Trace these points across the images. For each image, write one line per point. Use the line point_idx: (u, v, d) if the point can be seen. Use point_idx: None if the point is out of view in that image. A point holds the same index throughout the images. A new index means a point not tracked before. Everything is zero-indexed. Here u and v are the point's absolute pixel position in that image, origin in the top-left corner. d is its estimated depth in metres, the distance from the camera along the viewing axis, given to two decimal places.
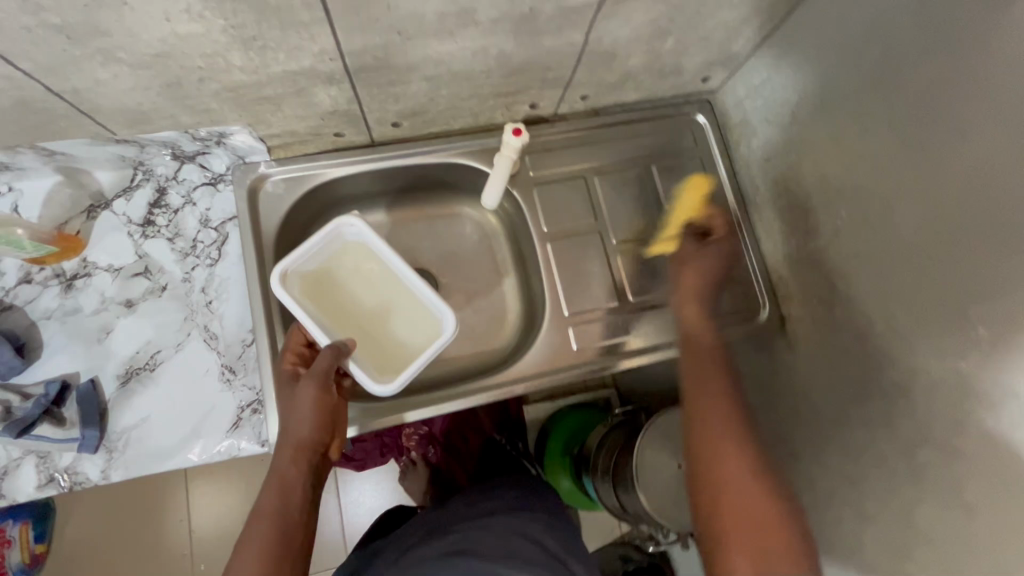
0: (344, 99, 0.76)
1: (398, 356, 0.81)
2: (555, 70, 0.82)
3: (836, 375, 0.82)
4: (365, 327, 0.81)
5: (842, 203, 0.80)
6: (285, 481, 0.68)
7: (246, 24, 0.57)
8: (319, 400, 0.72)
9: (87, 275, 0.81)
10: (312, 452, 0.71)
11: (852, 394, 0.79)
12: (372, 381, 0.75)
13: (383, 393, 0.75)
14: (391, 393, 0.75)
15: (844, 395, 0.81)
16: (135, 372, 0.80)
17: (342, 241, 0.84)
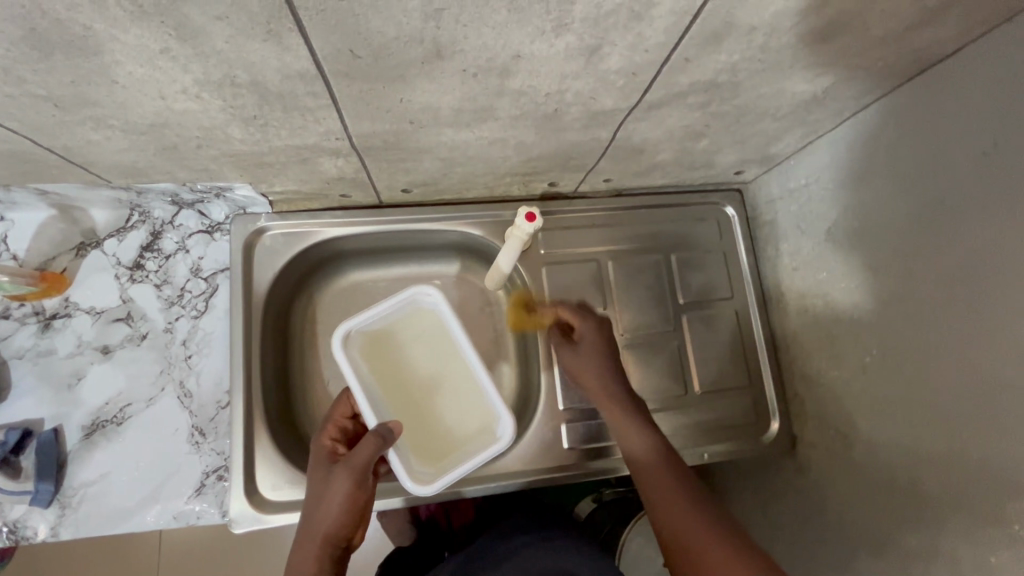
0: (351, 169, 0.72)
1: (441, 444, 0.76)
2: (578, 159, 0.77)
3: (857, 523, 0.77)
4: (418, 406, 0.78)
5: (874, 340, 0.74)
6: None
7: (246, 106, 0.54)
8: (353, 493, 0.65)
9: (67, 315, 0.78)
10: (337, 544, 0.64)
11: (873, 548, 0.74)
12: (410, 478, 0.70)
13: (416, 491, 0.70)
14: (427, 492, 0.70)
15: (864, 544, 0.75)
16: (100, 425, 0.76)
17: (414, 307, 0.82)
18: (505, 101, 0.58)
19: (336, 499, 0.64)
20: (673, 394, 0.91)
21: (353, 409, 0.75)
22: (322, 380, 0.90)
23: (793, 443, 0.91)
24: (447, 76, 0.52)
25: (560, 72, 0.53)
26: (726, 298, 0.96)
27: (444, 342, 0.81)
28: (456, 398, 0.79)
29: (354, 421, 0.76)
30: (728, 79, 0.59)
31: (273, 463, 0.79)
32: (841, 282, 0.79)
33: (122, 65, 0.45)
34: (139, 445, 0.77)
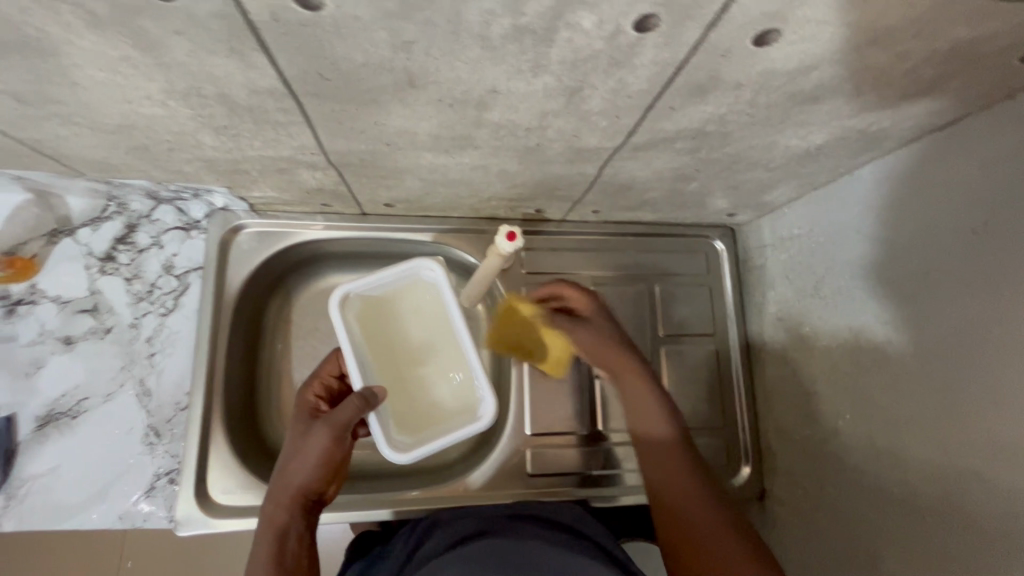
0: (330, 181, 0.71)
1: (422, 414, 0.72)
2: (564, 190, 0.75)
3: None
4: (402, 375, 0.73)
5: (848, 402, 0.72)
6: (278, 525, 0.61)
7: (216, 116, 0.52)
8: (330, 448, 0.64)
9: (32, 302, 0.77)
10: (309, 496, 0.64)
11: None
12: (386, 444, 0.67)
13: (390, 458, 0.66)
14: (397, 459, 0.66)
15: None
16: (55, 417, 0.75)
17: (416, 281, 0.76)
18: (485, 132, 0.56)
19: (313, 454, 0.63)
20: None
21: (341, 369, 0.73)
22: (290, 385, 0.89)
23: (763, 491, 0.88)
24: (421, 103, 0.50)
25: (541, 109, 0.52)
26: (708, 337, 0.94)
27: (433, 305, 0.75)
28: (441, 367, 0.74)
29: (340, 380, 0.74)
30: (717, 129, 0.57)
31: (227, 467, 0.77)
32: (818, 336, 0.77)
33: (82, 68, 0.44)
34: (90, 440, 0.76)
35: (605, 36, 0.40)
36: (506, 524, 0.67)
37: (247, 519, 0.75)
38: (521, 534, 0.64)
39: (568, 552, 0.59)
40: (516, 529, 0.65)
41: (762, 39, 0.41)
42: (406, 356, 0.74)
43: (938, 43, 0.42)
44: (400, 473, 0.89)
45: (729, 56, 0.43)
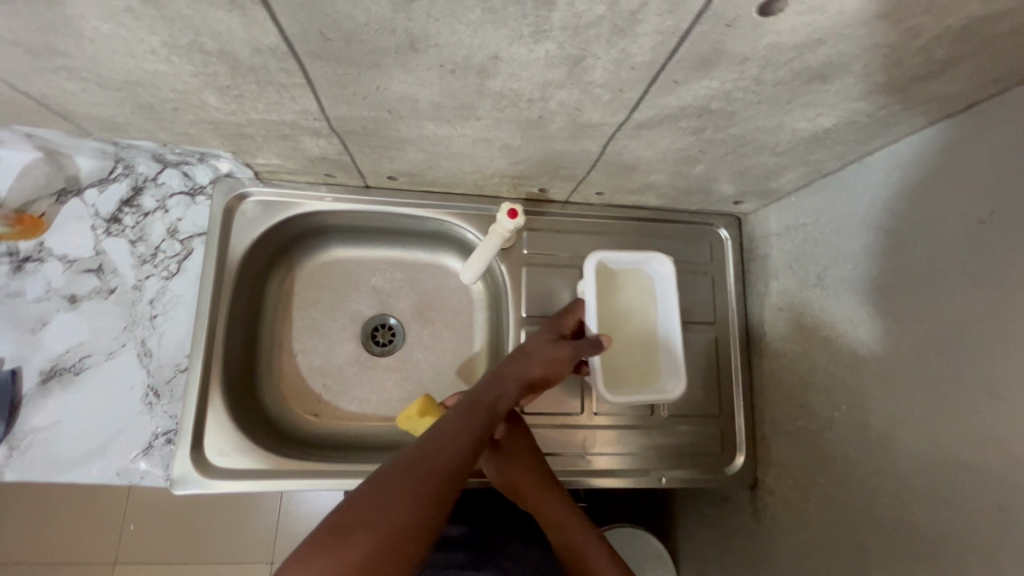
0: (334, 151, 0.71)
1: (622, 376, 0.81)
2: (567, 169, 0.75)
3: (812, 568, 0.74)
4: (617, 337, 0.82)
5: (845, 390, 0.71)
6: (502, 385, 0.70)
7: (219, 74, 0.52)
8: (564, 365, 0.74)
9: (39, 260, 0.78)
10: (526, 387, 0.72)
11: None
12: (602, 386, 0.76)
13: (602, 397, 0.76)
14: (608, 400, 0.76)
15: None
16: (58, 372, 0.77)
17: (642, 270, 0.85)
18: (486, 101, 0.56)
19: (551, 362, 0.73)
20: (639, 413, 0.89)
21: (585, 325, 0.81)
22: (289, 353, 0.92)
23: (755, 481, 0.88)
24: (423, 68, 0.50)
25: (542, 78, 0.51)
26: (709, 325, 0.93)
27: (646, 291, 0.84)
28: (642, 338, 0.82)
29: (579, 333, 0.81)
30: (722, 108, 0.56)
31: (225, 428, 0.79)
32: (818, 330, 0.76)
33: (86, 19, 0.44)
34: (92, 397, 0.77)
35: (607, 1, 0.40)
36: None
37: (244, 482, 0.77)
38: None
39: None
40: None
41: (768, 10, 0.40)
42: (614, 316, 0.82)
43: (950, 19, 0.41)
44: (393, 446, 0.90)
45: (734, 26, 0.42)
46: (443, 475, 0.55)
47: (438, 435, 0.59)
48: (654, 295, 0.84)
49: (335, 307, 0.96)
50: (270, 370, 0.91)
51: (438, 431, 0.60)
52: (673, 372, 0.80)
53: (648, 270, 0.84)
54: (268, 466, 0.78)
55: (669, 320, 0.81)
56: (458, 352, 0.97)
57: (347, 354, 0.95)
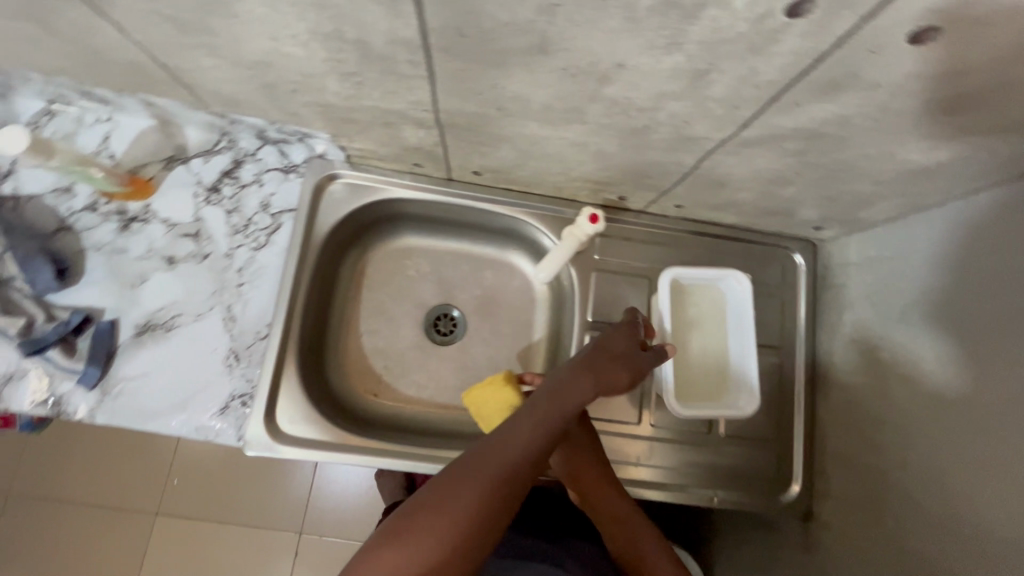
0: (430, 141, 0.74)
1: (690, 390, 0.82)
2: (654, 178, 0.76)
3: None
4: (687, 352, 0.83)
5: (924, 430, 0.68)
6: (579, 387, 0.67)
7: (348, 61, 0.55)
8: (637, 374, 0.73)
9: (145, 221, 0.84)
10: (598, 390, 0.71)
11: None
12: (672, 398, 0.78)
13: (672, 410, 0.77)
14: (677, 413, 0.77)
15: None
16: (151, 327, 0.82)
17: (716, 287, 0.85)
18: (597, 107, 0.57)
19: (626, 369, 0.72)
20: (696, 430, 0.87)
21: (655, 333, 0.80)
22: (356, 332, 0.95)
23: (810, 514, 0.86)
24: (545, 70, 0.51)
25: (660, 89, 0.52)
26: (774, 349, 0.92)
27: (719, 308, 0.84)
28: (712, 355, 0.83)
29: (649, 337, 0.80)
30: (836, 132, 0.55)
31: (295, 397, 0.82)
32: (894, 366, 0.74)
33: (245, 2, 0.48)
34: (178, 353, 0.82)
35: (753, 19, 0.40)
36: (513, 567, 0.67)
37: (309, 451, 0.80)
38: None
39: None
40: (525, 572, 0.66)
41: (920, 38, 0.40)
42: (686, 331, 0.83)
43: None
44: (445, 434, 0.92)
45: (876, 52, 0.42)
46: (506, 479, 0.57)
47: (505, 440, 0.59)
48: (728, 315, 0.84)
49: (402, 293, 0.99)
50: (337, 347, 0.94)
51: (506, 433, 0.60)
52: (744, 388, 0.80)
53: (723, 287, 0.85)
54: (331, 438, 0.82)
55: (744, 337, 0.82)
56: (516, 349, 0.98)
57: (409, 339, 0.97)
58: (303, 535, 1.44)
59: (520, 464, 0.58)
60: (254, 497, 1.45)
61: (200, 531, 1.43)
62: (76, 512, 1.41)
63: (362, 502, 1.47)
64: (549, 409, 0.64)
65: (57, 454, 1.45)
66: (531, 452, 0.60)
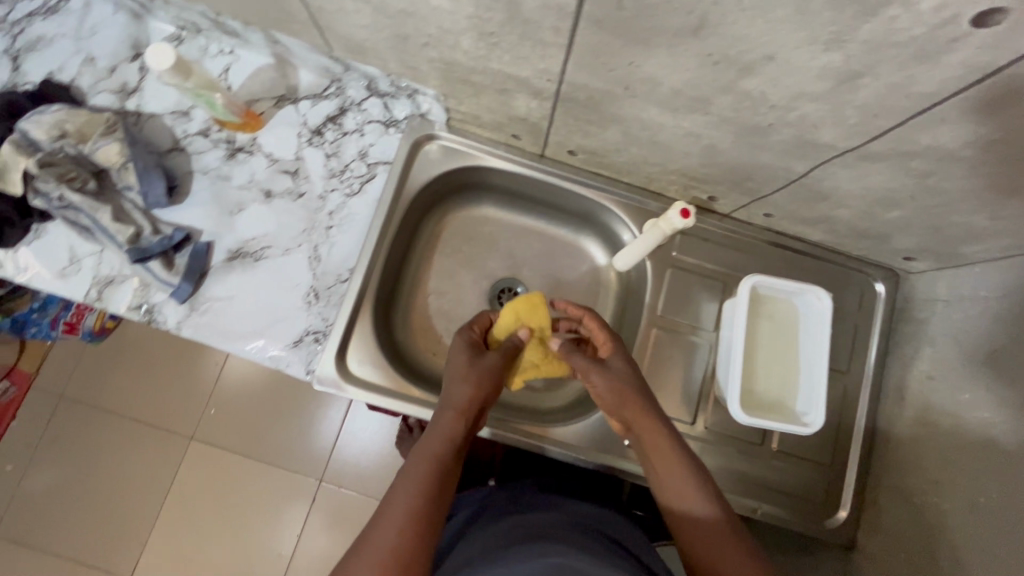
0: (538, 113, 0.75)
1: (754, 398, 0.81)
2: (754, 182, 0.75)
3: None
4: (756, 360, 0.82)
5: (1001, 476, 0.66)
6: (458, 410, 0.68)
7: (491, 21, 0.56)
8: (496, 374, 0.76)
9: (249, 152, 0.87)
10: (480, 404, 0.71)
11: None
12: (736, 402, 0.77)
13: (733, 413, 0.77)
14: (739, 418, 0.77)
15: None
16: (242, 255, 0.85)
17: (793, 301, 0.84)
18: (727, 99, 0.57)
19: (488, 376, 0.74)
20: (748, 441, 0.87)
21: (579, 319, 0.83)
22: (424, 291, 0.98)
23: (853, 543, 0.84)
24: (689, 55, 0.52)
25: (801, 89, 0.52)
26: (839, 374, 0.90)
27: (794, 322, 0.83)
28: (781, 367, 0.82)
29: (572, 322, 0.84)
30: (971, 156, 0.54)
31: (365, 342, 0.85)
32: (972, 408, 0.72)
33: None
34: (263, 283, 0.85)
35: (931, 22, 0.40)
36: (533, 529, 0.73)
37: (374, 395, 0.83)
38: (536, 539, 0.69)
39: (552, 558, 0.63)
40: (544, 531, 0.71)
41: None
42: (757, 339, 0.82)
43: None
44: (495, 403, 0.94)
45: None
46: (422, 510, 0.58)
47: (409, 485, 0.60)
48: (801, 335, 0.83)
49: (471, 261, 1.01)
50: (405, 302, 0.97)
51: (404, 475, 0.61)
52: (811, 404, 0.79)
53: (801, 301, 0.84)
54: (392, 386, 0.84)
55: (819, 355, 0.80)
56: None
57: (471, 307, 0.99)
58: (321, 483, 1.49)
59: (416, 491, 0.59)
60: (282, 437, 1.51)
61: (225, 459, 1.49)
62: (117, 423, 1.50)
63: (382, 460, 1.51)
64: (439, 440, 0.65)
65: (109, 365, 1.53)
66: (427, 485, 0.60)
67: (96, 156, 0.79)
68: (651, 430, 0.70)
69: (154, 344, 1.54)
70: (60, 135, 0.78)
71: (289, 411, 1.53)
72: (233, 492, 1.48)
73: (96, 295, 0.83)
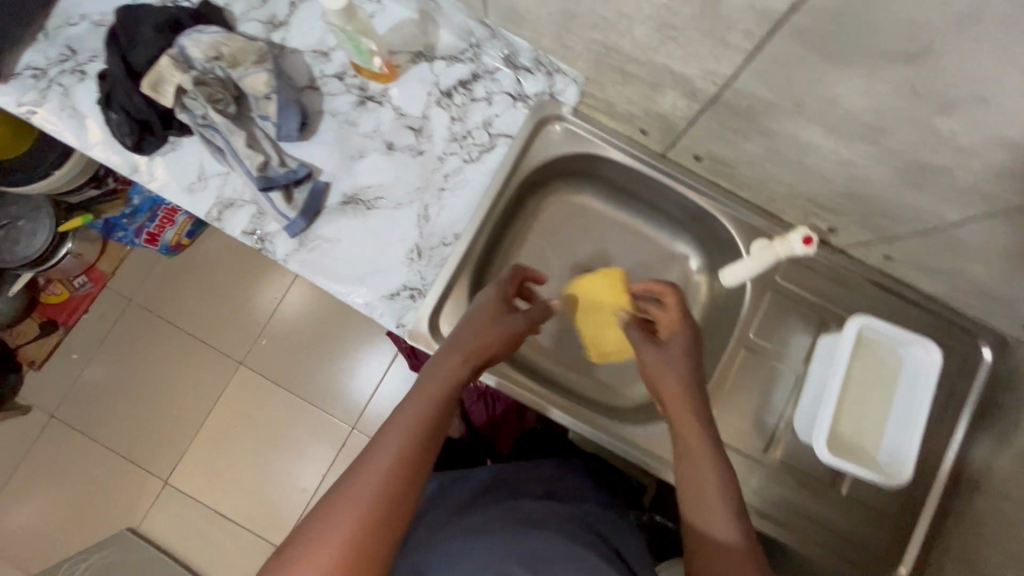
0: (682, 113, 0.74)
1: (838, 439, 0.79)
2: (890, 223, 0.72)
3: None
4: (846, 401, 0.80)
5: None
6: (463, 360, 0.67)
7: (679, 15, 0.56)
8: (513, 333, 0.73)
9: (379, 103, 0.89)
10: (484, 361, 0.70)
11: None
12: (822, 439, 0.76)
13: (817, 449, 0.75)
14: (822, 455, 0.75)
15: None
16: (356, 201, 0.88)
17: (895, 350, 0.81)
18: (909, 132, 0.54)
19: (501, 334, 0.72)
20: (817, 479, 0.85)
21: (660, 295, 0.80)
22: (513, 268, 0.99)
23: None
24: (887, 80, 0.50)
25: (1001, 135, 0.49)
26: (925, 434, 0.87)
27: (892, 371, 0.81)
28: (871, 414, 0.80)
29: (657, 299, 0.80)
30: None
31: (458, 307, 0.87)
32: None
33: None
34: (369, 231, 0.87)
35: None
36: (523, 514, 0.73)
37: None
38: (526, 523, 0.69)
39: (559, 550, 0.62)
40: (534, 520, 0.71)
41: None
42: (852, 381, 0.80)
43: None
44: (558, 388, 0.95)
45: None
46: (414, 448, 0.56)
47: (405, 422, 0.58)
48: (896, 385, 0.80)
49: (563, 248, 1.01)
50: (494, 275, 0.98)
51: (403, 409, 0.60)
52: (900, 458, 0.77)
53: (903, 351, 0.81)
54: None
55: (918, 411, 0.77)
56: None
57: (554, 292, 1.00)
58: (352, 431, 1.50)
59: (409, 432, 0.57)
60: (323, 376, 1.52)
61: (267, 389, 1.52)
62: (169, 336, 1.55)
63: None
64: (446, 384, 0.64)
65: (171, 280, 1.57)
66: (425, 427, 0.58)
67: (245, 82, 0.83)
68: (689, 420, 0.68)
69: (216, 265, 1.57)
70: (215, 56, 0.82)
71: (338, 354, 1.53)
72: (268, 423, 1.51)
73: (216, 215, 0.86)
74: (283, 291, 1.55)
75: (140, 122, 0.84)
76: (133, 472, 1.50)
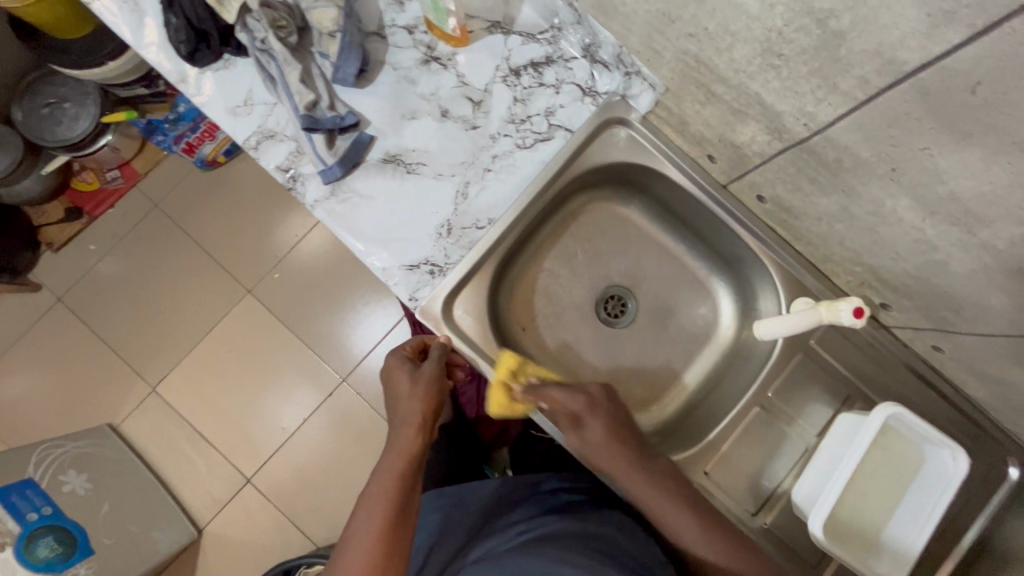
0: (759, 149, 0.69)
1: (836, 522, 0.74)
2: (951, 314, 0.67)
3: None
4: (853, 485, 0.75)
5: None
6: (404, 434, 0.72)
7: (790, 45, 0.52)
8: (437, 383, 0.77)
9: (443, 66, 0.84)
10: (428, 420, 0.74)
11: None
12: (819, 520, 0.71)
13: (811, 528, 0.71)
14: (816, 536, 0.71)
15: None
16: (396, 162, 0.84)
17: (918, 444, 0.75)
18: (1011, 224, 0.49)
19: (423, 391, 0.75)
20: (803, 557, 0.81)
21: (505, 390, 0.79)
22: (540, 267, 0.95)
23: None
24: (1006, 166, 0.46)
25: None
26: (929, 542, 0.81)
27: (909, 465, 0.75)
28: (876, 504, 0.75)
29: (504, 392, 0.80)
30: None
31: (477, 294, 0.83)
32: None
33: None
34: (403, 196, 0.83)
35: None
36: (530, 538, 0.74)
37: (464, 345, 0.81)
38: (511, 551, 0.72)
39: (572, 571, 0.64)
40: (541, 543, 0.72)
41: None
42: (865, 466, 0.75)
43: None
44: None
45: None
46: (393, 528, 0.65)
47: (361, 527, 0.65)
48: (910, 481, 0.75)
49: (597, 258, 0.96)
50: (520, 270, 0.94)
51: (356, 521, 0.65)
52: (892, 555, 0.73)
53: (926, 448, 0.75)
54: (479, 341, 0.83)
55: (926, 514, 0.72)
56: (666, 368, 0.95)
57: (575, 301, 0.96)
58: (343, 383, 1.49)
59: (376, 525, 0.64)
60: (326, 324, 1.50)
61: (269, 324, 1.51)
62: (187, 251, 1.54)
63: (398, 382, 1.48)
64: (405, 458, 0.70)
65: (201, 198, 1.55)
66: (394, 508, 0.66)
67: (312, 14, 0.78)
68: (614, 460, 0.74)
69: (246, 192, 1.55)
70: None
71: (343, 304, 1.51)
72: (263, 359, 1.50)
73: (255, 143, 0.83)
74: (306, 231, 1.52)
75: (198, 32, 0.81)
76: (125, 372, 1.51)
